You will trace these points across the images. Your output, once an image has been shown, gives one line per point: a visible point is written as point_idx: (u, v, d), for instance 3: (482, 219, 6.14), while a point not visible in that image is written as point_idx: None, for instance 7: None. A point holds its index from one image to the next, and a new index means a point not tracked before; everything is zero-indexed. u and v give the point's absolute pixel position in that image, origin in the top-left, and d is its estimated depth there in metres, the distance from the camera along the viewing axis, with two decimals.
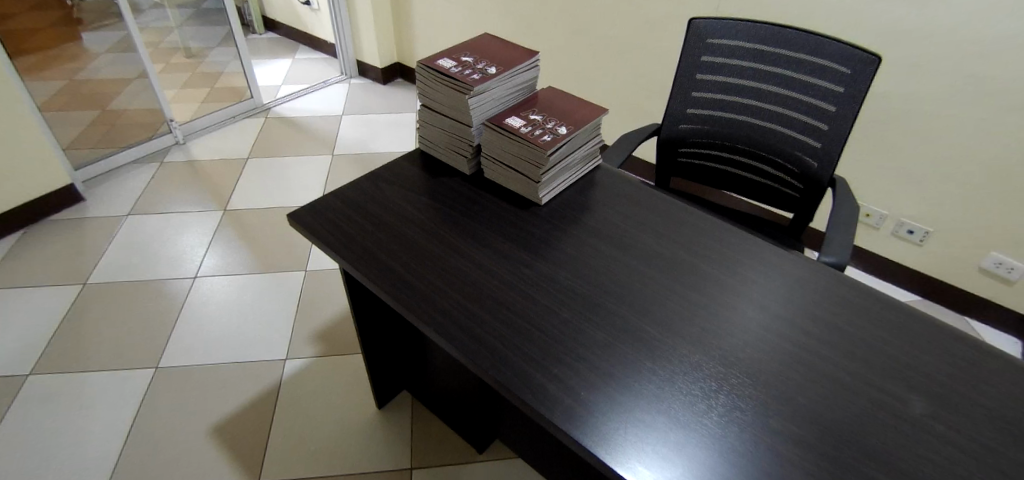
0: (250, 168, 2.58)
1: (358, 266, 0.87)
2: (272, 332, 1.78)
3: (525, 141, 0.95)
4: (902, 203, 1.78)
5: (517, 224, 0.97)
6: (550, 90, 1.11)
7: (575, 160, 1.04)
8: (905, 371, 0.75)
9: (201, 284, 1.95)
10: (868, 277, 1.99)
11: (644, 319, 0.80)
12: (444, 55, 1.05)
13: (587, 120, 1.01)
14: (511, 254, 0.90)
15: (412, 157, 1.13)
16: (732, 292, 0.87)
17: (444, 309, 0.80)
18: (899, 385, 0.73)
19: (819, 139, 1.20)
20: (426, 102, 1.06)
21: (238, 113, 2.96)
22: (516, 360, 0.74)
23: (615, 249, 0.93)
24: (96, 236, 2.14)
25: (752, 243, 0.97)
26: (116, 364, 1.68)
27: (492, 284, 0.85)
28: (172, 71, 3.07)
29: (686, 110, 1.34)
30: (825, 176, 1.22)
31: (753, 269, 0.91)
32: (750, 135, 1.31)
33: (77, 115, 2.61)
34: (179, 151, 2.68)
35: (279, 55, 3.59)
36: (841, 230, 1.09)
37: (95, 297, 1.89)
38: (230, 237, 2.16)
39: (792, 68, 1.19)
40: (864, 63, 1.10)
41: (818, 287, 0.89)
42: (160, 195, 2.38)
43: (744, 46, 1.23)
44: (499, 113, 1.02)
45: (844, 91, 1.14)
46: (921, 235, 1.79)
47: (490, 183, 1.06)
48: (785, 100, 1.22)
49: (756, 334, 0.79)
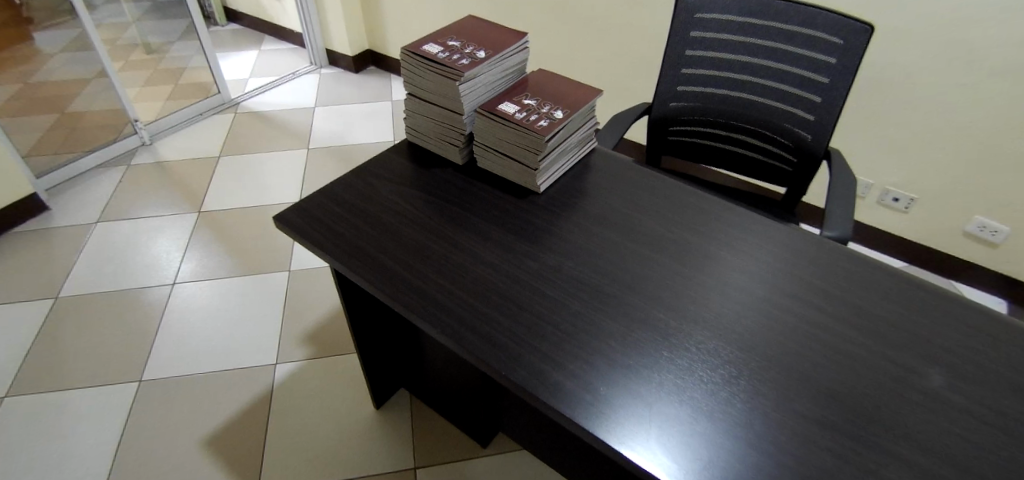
0: (223, 166, 2.48)
1: (354, 268, 0.83)
2: (260, 336, 1.72)
3: (521, 127, 0.90)
4: (886, 172, 1.80)
5: (515, 215, 0.93)
6: (540, 72, 1.06)
7: (572, 145, 1.00)
8: (918, 342, 0.75)
9: (181, 291, 1.87)
10: (856, 246, 2.01)
11: (656, 306, 0.78)
12: (429, 40, 0.99)
13: (582, 102, 0.97)
14: (512, 246, 0.87)
15: (400, 149, 1.08)
16: (741, 271, 0.85)
17: (449, 307, 0.77)
18: (914, 357, 0.73)
19: (813, 112, 1.18)
20: (412, 90, 1.00)
21: (205, 109, 2.84)
22: (530, 357, 0.71)
23: (619, 235, 0.90)
24: (66, 247, 2.04)
25: (754, 221, 0.95)
26: (98, 379, 1.61)
27: (496, 279, 0.81)
28: (132, 69, 2.93)
29: (677, 88, 1.32)
30: (820, 149, 1.20)
31: (757, 246, 0.90)
32: (742, 110, 1.29)
33: (34, 120, 2.48)
34: (146, 152, 2.56)
35: (244, 47, 3.45)
36: (840, 204, 1.08)
37: (69, 310, 1.81)
38: (208, 239, 2.08)
39: (784, 41, 1.17)
40: (857, 34, 1.08)
41: (826, 263, 0.87)
42: (130, 199, 2.28)
43: (735, 20, 1.20)
44: (489, 99, 0.98)
45: (836, 63, 1.12)
46: (906, 202, 1.81)
47: (484, 172, 1.02)
48: (777, 74, 1.20)
49: (768, 313, 0.78)
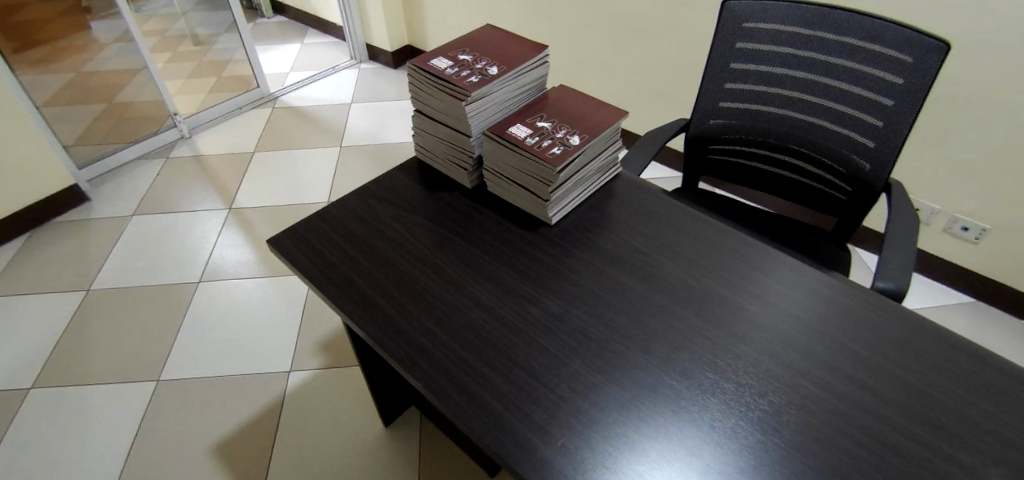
0: (257, 162, 2.49)
1: (339, 304, 0.77)
2: (276, 341, 1.71)
3: (530, 154, 0.82)
4: (956, 198, 1.60)
5: (521, 251, 0.84)
6: (562, 89, 0.97)
7: (591, 172, 0.91)
8: (978, 434, 0.63)
9: (205, 290, 1.89)
10: (916, 276, 1.81)
11: (669, 371, 0.69)
12: (440, 54, 0.92)
13: (604, 126, 0.87)
14: (513, 287, 0.79)
15: (409, 168, 1.01)
16: (774, 333, 0.74)
17: (434, 356, 0.70)
18: (972, 454, 0.61)
19: (873, 138, 1.04)
20: (421, 107, 0.93)
21: (244, 103, 2.87)
22: (516, 424, 0.63)
23: (635, 281, 0.80)
24: (102, 238, 2.10)
25: (795, 270, 0.83)
26: (117, 375, 1.63)
27: (490, 326, 0.74)
28: (178, 61, 2.99)
29: (718, 104, 1.19)
30: (879, 181, 1.06)
31: (795, 302, 0.78)
32: (791, 131, 1.15)
33: (84, 109, 2.56)
34: (185, 146, 2.61)
35: (288, 40, 3.47)
36: (899, 248, 0.93)
37: (100, 302, 1.85)
38: (235, 237, 2.09)
39: (842, 56, 1.03)
40: (930, 51, 0.93)
41: (876, 328, 0.75)
42: (166, 192, 2.32)
43: (786, 32, 1.06)
44: (501, 120, 0.89)
45: (902, 84, 0.97)
46: (976, 232, 1.62)
47: (493, 198, 0.94)
48: (833, 93, 1.06)
49: (801, 388, 0.67)
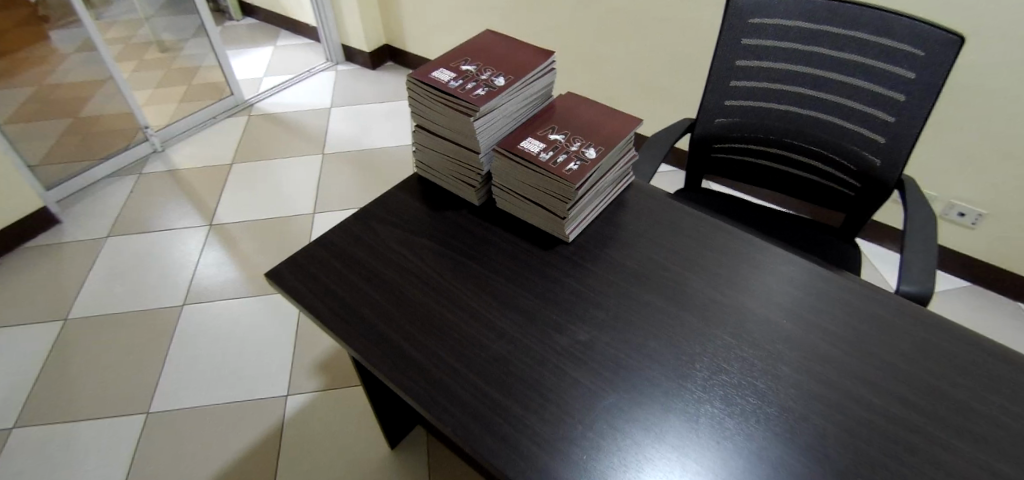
0: (236, 173, 2.39)
1: (351, 341, 0.72)
2: (270, 364, 1.64)
3: (546, 171, 0.77)
4: (954, 184, 1.60)
5: (539, 273, 0.80)
6: (569, 97, 0.93)
7: (607, 184, 0.87)
8: None
9: (192, 312, 1.80)
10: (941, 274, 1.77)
11: (710, 399, 0.65)
12: (440, 64, 0.87)
13: (619, 137, 0.83)
14: (534, 314, 0.74)
15: (411, 185, 0.96)
16: (811, 349, 0.70)
17: (458, 395, 0.66)
18: None
19: (884, 134, 1.02)
20: (422, 122, 0.88)
21: (218, 112, 2.76)
22: (555, 469, 0.59)
23: (664, 300, 0.76)
24: (77, 264, 2.00)
25: (826, 280, 0.80)
26: (104, 409, 1.55)
27: (516, 359, 0.69)
28: (146, 70, 2.86)
29: (723, 102, 1.15)
30: (892, 177, 1.04)
31: (830, 314, 0.75)
32: (799, 129, 1.12)
33: (49, 125, 2.42)
34: (158, 159, 2.50)
35: (260, 43, 3.35)
36: (920, 248, 0.91)
37: (79, 332, 1.76)
38: (219, 255, 2.00)
39: (853, 51, 1.00)
40: (944, 45, 0.91)
41: (916, 338, 0.72)
42: (141, 211, 2.22)
43: (795, 27, 1.03)
44: (510, 133, 0.85)
45: (916, 79, 0.95)
46: (973, 218, 1.62)
47: (504, 215, 0.89)
48: (843, 89, 1.04)
49: (846, 408, 0.64)
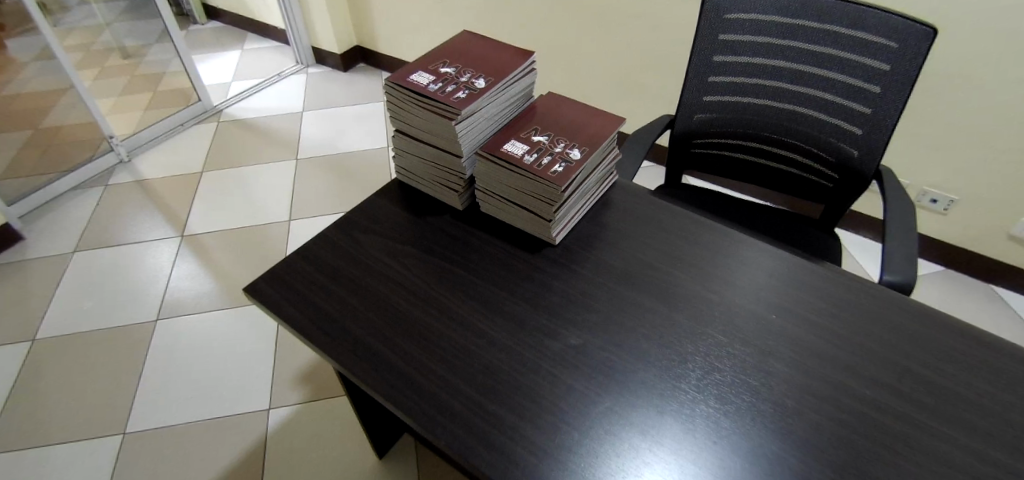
0: (207, 182, 2.32)
1: (336, 355, 0.70)
2: (251, 377, 1.60)
3: (531, 174, 0.76)
4: (925, 171, 1.64)
5: (526, 278, 0.78)
6: (550, 97, 0.92)
7: (592, 184, 0.86)
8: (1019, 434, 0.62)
9: (167, 327, 1.74)
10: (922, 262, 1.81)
11: (704, 400, 0.65)
12: (418, 67, 0.84)
13: (603, 137, 0.82)
14: (524, 320, 0.73)
15: (391, 191, 0.93)
16: (802, 343, 0.71)
17: (450, 407, 0.64)
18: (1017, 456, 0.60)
19: (861, 126, 1.03)
20: (401, 126, 0.86)
21: (187, 119, 2.68)
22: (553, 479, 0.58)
23: (653, 300, 0.75)
24: (42, 282, 1.91)
25: (813, 272, 0.80)
26: (78, 432, 1.49)
27: (507, 367, 0.68)
28: (109, 77, 2.75)
29: (702, 98, 1.16)
30: (869, 169, 1.06)
31: (818, 306, 0.75)
32: (777, 123, 1.13)
33: (8, 137, 2.31)
34: (125, 170, 2.41)
35: (227, 47, 3.26)
36: (900, 238, 0.92)
37: (48, 353, 1.69)
38: (193, 266, 1.94)
39: (828, 44, 1.01)
40: (916, 37, 0.92)
41: (902, 328, 0.72)
42: (109, 224, 2.14)
43: (771, 22, 1.04)
44: (492, 136, 0.83)
45: (890, 71, 0.96)
46: (945, 203, 1.67)
47: (488, 219, 0.87)
48: (819, 83, 1.05)
49: (838, 401, 0.65)
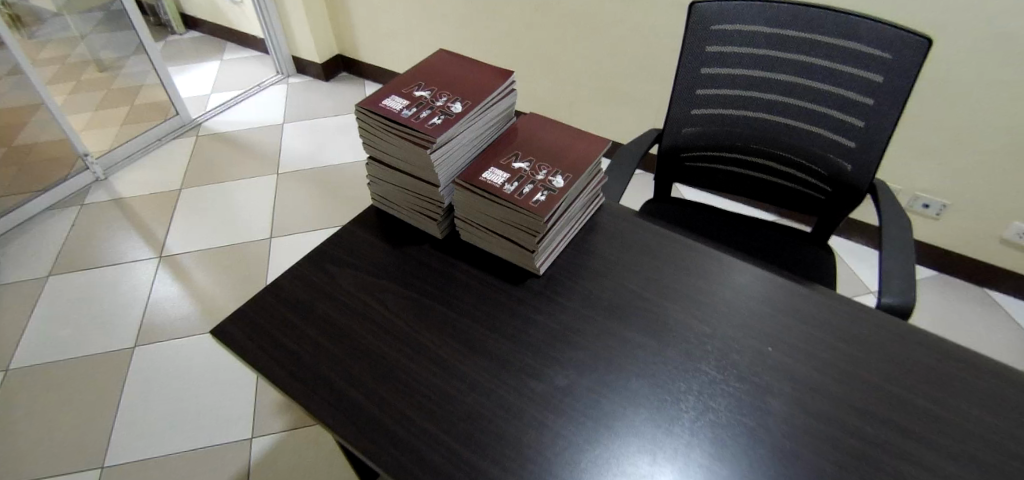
0: (187, 199, 2.26)
1: (308, 404, 0.65)
2: (232, 405, 1.54)
3: (512, 204, 0.72)
4: (917, 177, 1.62)
5: (510, 313, 0.74)
6: (532, 118, 0.88)
7: (577, 210, 0.82)
8: None
9: (145, 354, 1.68)
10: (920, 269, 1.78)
11: (700, 445, 0.61)
12: (391, 91, 0.80)
13: (587, 161, 0.78)
14: (507, 360, 0.69)
15: (367, 220, 0.89)
16: (800, 378, 0.67)
17: (429, 460, 0.60)
18: None
19: (855, 138, 1.00)
20: (375, 154, 0.81)
21: (165, 134, 2.61)
22: None
23: (644, 335, 0.72)
24: (15, 309, 1.84)
25: (809, 299, 0.76)
26: (53, 468, 1.43)
27: (490, 415, 0.64)
28: (84, 91, 2.68)
29: (691, 111, 1.12)
30: (864, 183, 1.03)
31: (816, 336, 0.72)
32: (768, 136, 1.10)
33: None
34: (101, 189, 2.34)
35: (205, 58, 3.19)
36: (897, 257, 0.89)
37: (20, 384, 1.62)
38: (172, 288, 1.88)
39: (820, 55, 0.98)
40: (911, 48, 0.89)
41: (904, 358, 0.69)
42: (85, 245, 2.07)
43: (760, 33, 1.00)
44: (471, 163, 0.79)
45: (884, 82, 0.93)
46: (937, 208, 1.65)
47: (470, 248, 0.83)
48: (811, 95, 1.02)
49: (840, 443, 0.61)
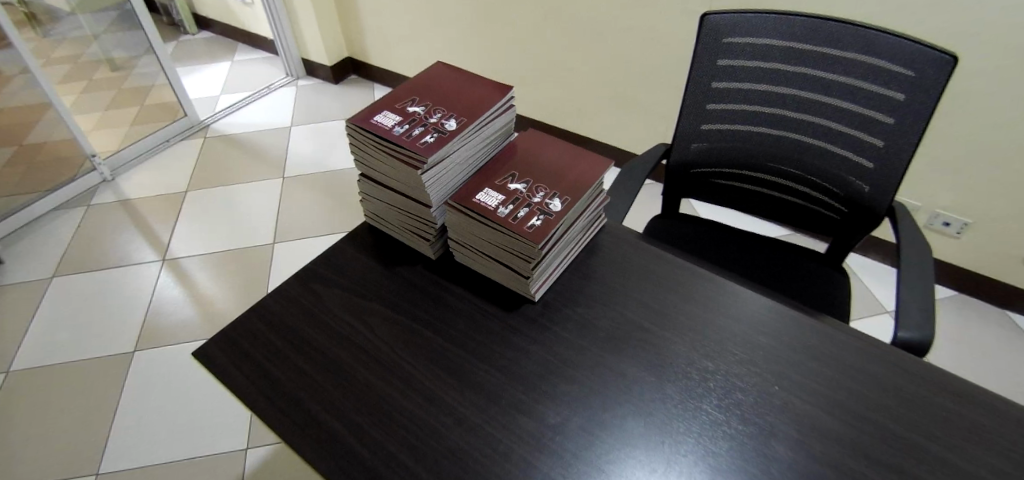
0: (192, 201, 2.26)
1: (288, 436, 0.62)
2: (228, 414, 1.53)
3: (505, 228, 0.68)
4: (937, 193, 1.56)
5: (502, 341, 0.71)
6: (532, 134, 0.84)
7: (576, 232, 0.78)
8: None
9: (144, 359, 1.67)
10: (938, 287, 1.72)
11: None
12: (384, 107, 0.77)
13: (587, 182, 0.75)
14: (497, 393, 0.66)
15: (360, 237, 0.86)
16: (808, 421, 0.63)
17: None
18: None
19: (873, 158, 0.95)
20: (367, 171, 0.79)
21: (173, 135, 2.62)
22: None
23: (642, 369, 0.68)
24: (19, 310, 1.84)
25: (820, 333, 0.72)
26: (48, 473, 1.43)
27: (476, 453, 0.60)
28: (95, 91, 2.69)
29: (700, 126, 1.08)
30: (881, 205, 0.98)
31: (827, 374, 0.67)
32: (781, 153, 1.06)
33: None
34: (108, 190, 2.35)
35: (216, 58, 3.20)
36: (916, 287, 0.85)
37: (19, 386, 1.62)
38: (173, 292, 1.87)
39: (837, 71, 0.93)
40: (935, 65, 0.84)
41: (922, 402, 0.64)
42: (89, 246, 2.07)
43: (775, 47, 0.96)
44: (465, 182, 0.76)
45: (905, 101, 0.88)
46: (958, 227, 1.58)
47: (464, 269, 0.80)
48: (827, 112, 0.97)
49: None
